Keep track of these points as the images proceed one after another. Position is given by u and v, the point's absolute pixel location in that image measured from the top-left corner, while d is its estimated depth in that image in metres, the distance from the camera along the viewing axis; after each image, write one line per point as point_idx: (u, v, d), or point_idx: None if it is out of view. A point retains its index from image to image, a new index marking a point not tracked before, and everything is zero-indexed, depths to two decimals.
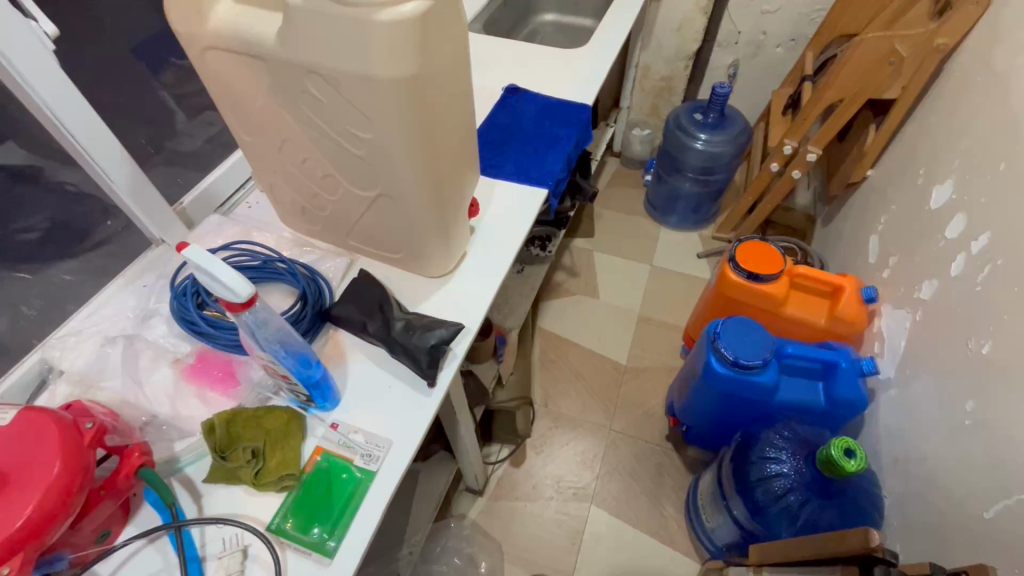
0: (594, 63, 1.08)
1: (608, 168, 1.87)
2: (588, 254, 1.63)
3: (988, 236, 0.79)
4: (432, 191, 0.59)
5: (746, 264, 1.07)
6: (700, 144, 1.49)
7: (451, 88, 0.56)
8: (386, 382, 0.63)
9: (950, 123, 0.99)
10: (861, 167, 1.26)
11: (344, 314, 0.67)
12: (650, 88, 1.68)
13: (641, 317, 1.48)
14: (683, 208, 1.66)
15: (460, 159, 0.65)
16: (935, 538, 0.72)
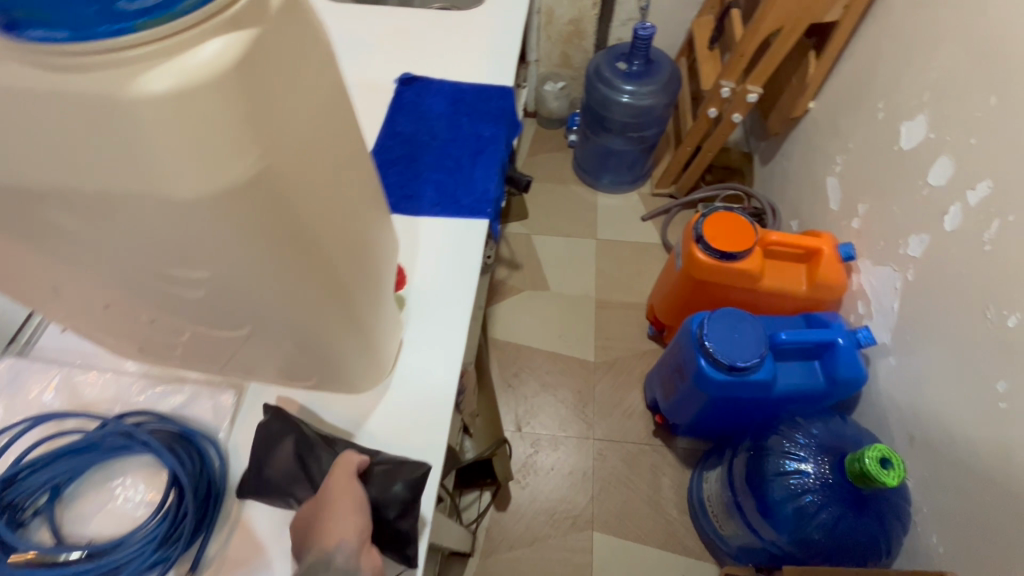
0: (503, 27, 0.85)
1: (525, 133, 1.65)
2: (527, 239, 1.44)
3: (988, 184, 0.70)
4: (334, 308, 0.39)
5: (717, 243, 0.93)
6: (628, 97, 1.31)
7: (330, 147, 0.34)
8: None
9: (909, 46, 0.88)
10: (801, 100, 1.16)
11: (255, 484, 0.46)
12: (558, 35, 1.46)
13: (599, 301, 1.34)
14: (615, 167, 1.50)
15: (366, 237, 0.43)
16: (977, 530, 0.67)
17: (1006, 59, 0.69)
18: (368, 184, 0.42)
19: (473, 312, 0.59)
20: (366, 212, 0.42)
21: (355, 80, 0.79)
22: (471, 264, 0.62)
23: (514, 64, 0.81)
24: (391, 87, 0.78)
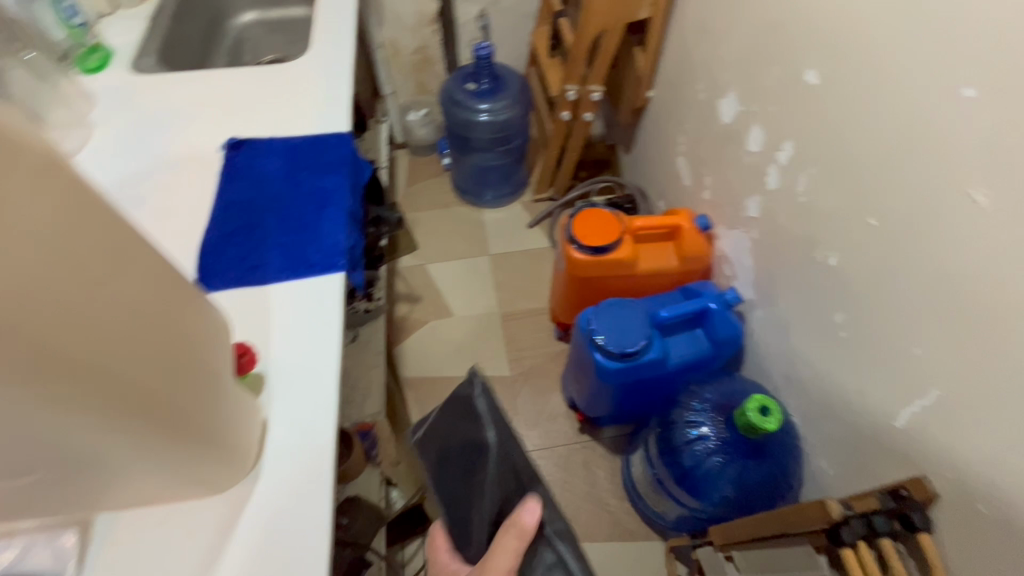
0: (331, 73, 0.84)
1: (400, 164, 1.65)
2: (421, 269, 1.43)
3: (791, 144, 0.79)
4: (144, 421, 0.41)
5: (588, 240, 0.97)
6: (486, 115, 1.34)
7: (77, 255, 0.33)
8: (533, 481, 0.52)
9: (709, 32, 0.98)
10: (639, 90, 1.25)
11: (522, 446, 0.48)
12: (408, 65, 1.48)
13: (503, 315, 1.35)
14: (494, 181, 1.53)
15: (184, 336, 0.42)
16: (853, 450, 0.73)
17: (779, 34, 0.78)
18: (136, 300, 0.38)
19: (340, 374, 0.56)
20: (129, 324, 0.37)
21: (180, 154, 0.75)
22: (329, 324, 0.59)
23: (348, 108, 0.80)
24: (220, 154, 0.75)
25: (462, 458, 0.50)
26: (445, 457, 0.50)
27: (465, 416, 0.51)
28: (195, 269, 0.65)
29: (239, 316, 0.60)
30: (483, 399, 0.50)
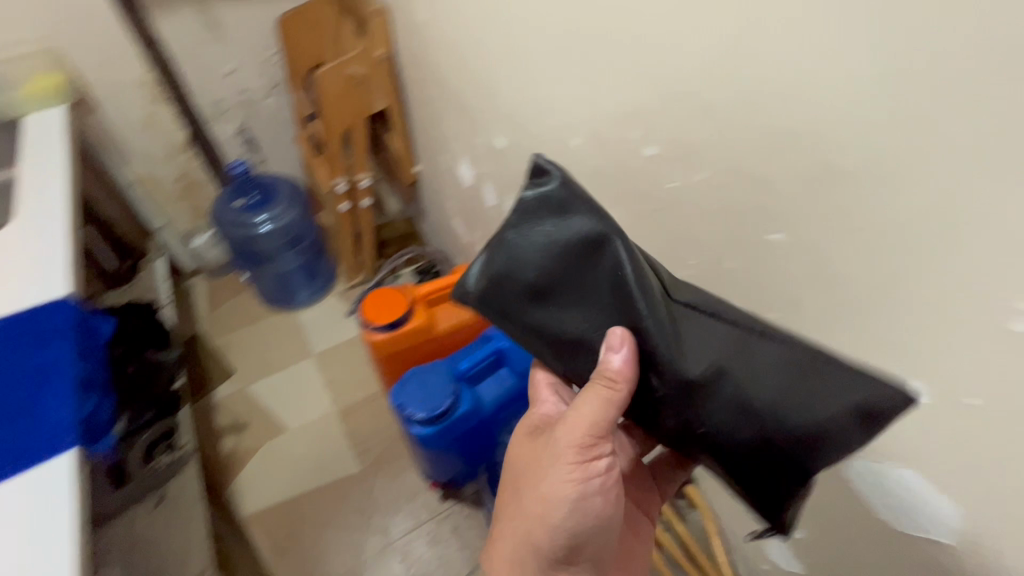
0: (40, 238, 0.79)
1: (199, 293, 1.54)
2: (241, 394, 1.35)
3: (509, 195, 0.91)
4: None
5: (379, 320, 1.02)
6: (265, 225, 1.36)
7: None
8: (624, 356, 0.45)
9: (431, 114, 1.10)
10: (405, 167, 1.34)
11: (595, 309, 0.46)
12: (173, 194, 1.42)
13: (340, 411, 1.32)
14: (301, 281, 1.51)
15: None
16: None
17: (470, 109, 0.91)
18: None
19: (81, 551, 0.54)
20: None
21: None
22: (57, 506, 0.56)
23: (66, 271, 0.76)
24: None
25: (571, 254, 0.46)
26: (548, 288, 0.47)
27: (521, 241, 0.47)
28: None
29: None
30: (533, 191, 0.48)
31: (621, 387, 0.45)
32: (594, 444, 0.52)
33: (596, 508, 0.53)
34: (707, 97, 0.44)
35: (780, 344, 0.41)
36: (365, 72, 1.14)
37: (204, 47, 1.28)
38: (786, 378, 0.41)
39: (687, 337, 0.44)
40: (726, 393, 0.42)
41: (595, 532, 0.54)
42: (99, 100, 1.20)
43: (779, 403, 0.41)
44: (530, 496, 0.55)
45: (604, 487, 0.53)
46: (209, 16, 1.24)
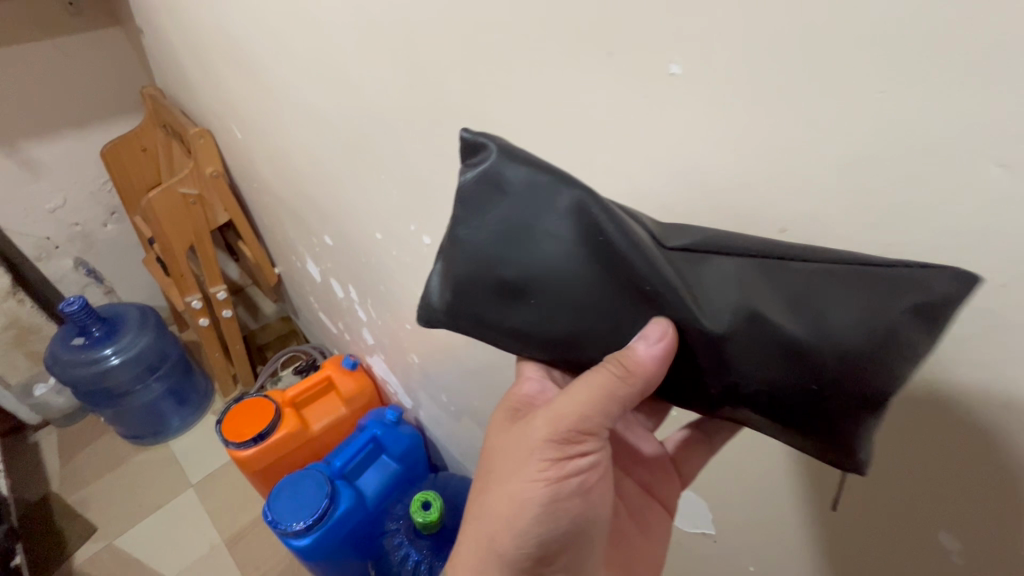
0: None
1: (46, 446, 1.39)
2: (105, 551, 1.20)
3: (350, 286, 0.94)
4: None
5: (243, 436, 0.98)
6: (114, 356, 1.26)
7: None
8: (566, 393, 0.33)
9: (270, 219, 1.12)
10: (264, 270, 1.31)
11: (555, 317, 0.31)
12: (0, 344, 1.28)
13: (226, 541, 1.21)
14: (171, 408, 1.40)
15: None
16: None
17: (298, 213, 0.95)
18: None
19: None
20: None
21: None
22: None
23: None
24: None
25: (553, 245, 0.29)
26: (532, 284, 0.30)
27: (477, 236, 0.30)
28: None
29: None
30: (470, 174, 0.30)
31: (636, 384, 0.30)
32: (585, 443, 0.35)
33: (575, 533, 0.38)
34: (441, 193, 0.51)
35: (811, 266, 0.25)
36: (197, 191, 1.14)
37: (20, 187, 1.23)
38: (851, 316, 0.24)
39: (705, 279, 0.27)
40: (756, 348, 0.26)
41: (575, 557, 0.39)
42: None
43: (868, 350, 0.24)
44: (492, 522, 0.37)
45: (590, 502, 0.37)
46: (21, 156, 1.20)
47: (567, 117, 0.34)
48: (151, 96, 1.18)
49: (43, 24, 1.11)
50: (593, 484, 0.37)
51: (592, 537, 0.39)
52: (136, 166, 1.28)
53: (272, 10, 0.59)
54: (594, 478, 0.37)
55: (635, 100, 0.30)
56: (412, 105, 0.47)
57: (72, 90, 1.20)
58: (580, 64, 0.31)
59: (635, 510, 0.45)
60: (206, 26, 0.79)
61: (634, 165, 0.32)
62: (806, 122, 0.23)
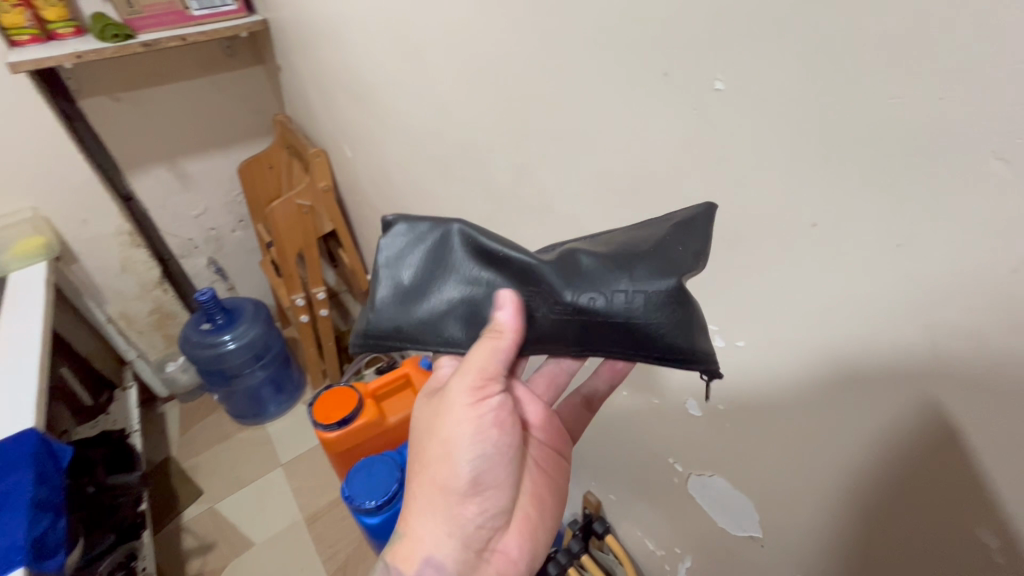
0: (15, 379, 0.90)
1: (169, 417, 1.61)
2: (209, 513, 1.36)
3: None
4: None
5: (329, 418, 1.09)
6: (231, 343, 1.45)
7: None
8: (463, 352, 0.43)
9: (369, 229, 1.27)
10: (358, 276, 1.45)
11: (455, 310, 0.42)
12: (146, 326, 1.52)
13: (307, 518, 1.34)
14: (270, 394, 1.59)
15: None
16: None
17: None
18: None
19: None
20: None
21: None
22: None
23: (36, 404, 0.86)
24: None
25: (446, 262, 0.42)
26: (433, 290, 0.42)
27: (388, 265, 0.43)
28: None
29: None
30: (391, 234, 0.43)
31: (505, 336, 0.39)
32: (488, 394, 0.44)
33: (496, 473, 0.46)
34: (515, 201, 0.58)
35: (611, 237, 0.40)
36: (310, 202, 1.30)
37: (175, 196, 1.47)
38: (623, 261, 0.37)
39: (544, 249, 0.41)
40: (576, 284, 0.38)
41: (500, 495, 0.47)
42: (79, 256, 1.31)
43: (646, 279, 0.37)
44: (426, 475, 0.46)
45: (503, 447, 0.46)
46: (178, 170, 1.44)
47: (629, 132, 0.39)
48: (280, 123, 1.38)
49: (205, 63, 1.35)
50: (503, 432, 0.46)
51: (506, 478, 0.47)
52: (262, 180, 1.49)
53: (386, 46, 0.69)
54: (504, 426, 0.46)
55: (685, 115, 0.34)
56: (496, 125, 0.55)
57: (220, 117, 1.44)
58: (642, 87, 0.36)
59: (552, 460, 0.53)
60: (332, 61, 0.93)
61: (684, 174, 0.37)
62: (831, 135, 0.27)
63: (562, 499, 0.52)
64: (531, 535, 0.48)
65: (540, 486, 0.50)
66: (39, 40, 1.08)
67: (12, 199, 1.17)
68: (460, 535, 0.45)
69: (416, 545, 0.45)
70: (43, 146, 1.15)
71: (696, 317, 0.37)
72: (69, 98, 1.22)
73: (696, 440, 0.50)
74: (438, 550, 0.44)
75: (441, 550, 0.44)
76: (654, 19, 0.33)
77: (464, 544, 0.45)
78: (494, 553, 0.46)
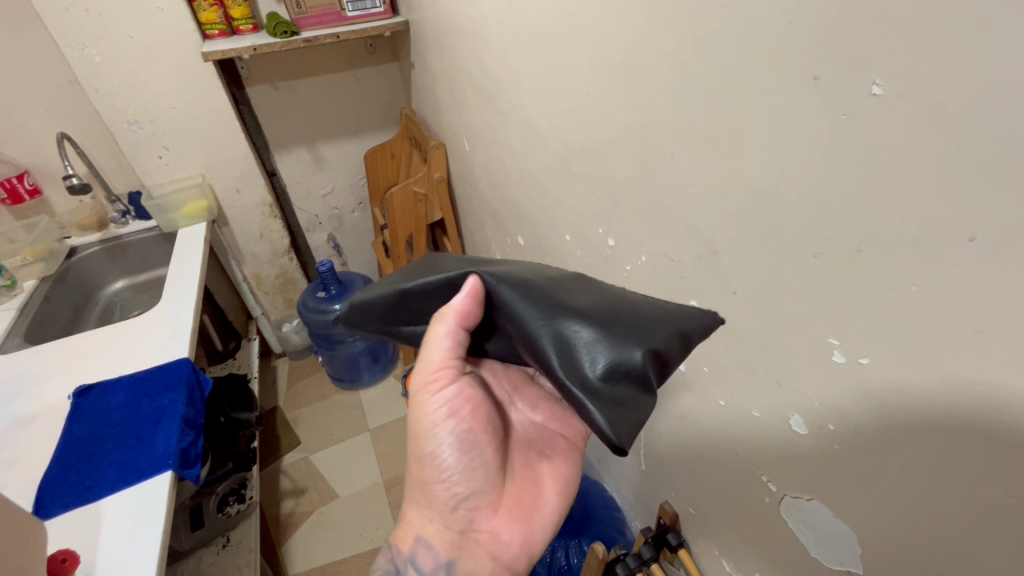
0: (177, 316, 1.07)
1: (280, 372, 1.80)
2: (303, 461, 1.51)
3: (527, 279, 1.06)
4: None
5: None
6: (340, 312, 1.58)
7: None
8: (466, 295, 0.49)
9: (474, 220, 1.34)
10: None
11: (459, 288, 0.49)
12: (272, 288, 1.71)
13: (386, 482, 1.44)
14: (365, 364, 1.73)
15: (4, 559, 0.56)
16: (642, 504, 0.85)
17: (497, 217, 1.14)
18: None
19: (165, 557, 0.67)
20: None
21: (30, 408, 0.89)
22: (155, 525, 0.70)
23: (189, 340, 1.02)
24: (69, 400, 0.89)
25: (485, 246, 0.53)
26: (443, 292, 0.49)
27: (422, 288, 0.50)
28: (30, 505, 0.73)
29: (65, 537, 0.68)
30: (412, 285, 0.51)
31: (448, 321, 0.48)
32: (447, 393, 0.56)
33: (463, 466, 0.58)
34: (633, 202, 0.60)
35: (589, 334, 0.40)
36: (425, 190, 1.39)
37: (309, 175, 1.66)
38: (598, 306, 0.42)
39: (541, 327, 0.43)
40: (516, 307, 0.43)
41: (468, 482, 0.58)
42: (230, 220, 1.52)
43: (594, 323, 0.41)
44: (412, 468, 0.60)
45: (465, 441, 0.57)
46: (316, 153, 1.62)
47: (769, 134, 0.39)
48: (407, 115, 1.50)
49: (351, 59, 1.50)
50: (461, 427, 0.57)
51: (476, 459, 0.58)
52: (383, 167, 1.63)
53: (524, 47, 0.74)
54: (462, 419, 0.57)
55: (836, 121, 0.34)
56: (625, 122, 0.56)
57: (357, 108, 1.59)
58: (789, 89, 0.36)
59: (529, 458, 0.64)
60: (465, 60, 1.01)
61: (822, 179, 0.36)
62: (1003, 141, 0.26)
63: (557, 493, 0.64)
64: (511, 518, 0.60)
65: (521, 476, 0.62)
66: (225, 34, 1.27)
67: (188, 167, 1.38)
68: (439, 515, 0.59)
69: (410, 526, 0.61)
70: (217, 124, 1.35)
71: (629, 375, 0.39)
72: (240, 84, 1.42)
73: (798, 459, 0.48)
74: (426, 530, 0.59)
75: (428, 532, 0.59)
76: (813, 20, 0.33)
77: (443, 522, 0.59)
78: (474, 529, 0.59)
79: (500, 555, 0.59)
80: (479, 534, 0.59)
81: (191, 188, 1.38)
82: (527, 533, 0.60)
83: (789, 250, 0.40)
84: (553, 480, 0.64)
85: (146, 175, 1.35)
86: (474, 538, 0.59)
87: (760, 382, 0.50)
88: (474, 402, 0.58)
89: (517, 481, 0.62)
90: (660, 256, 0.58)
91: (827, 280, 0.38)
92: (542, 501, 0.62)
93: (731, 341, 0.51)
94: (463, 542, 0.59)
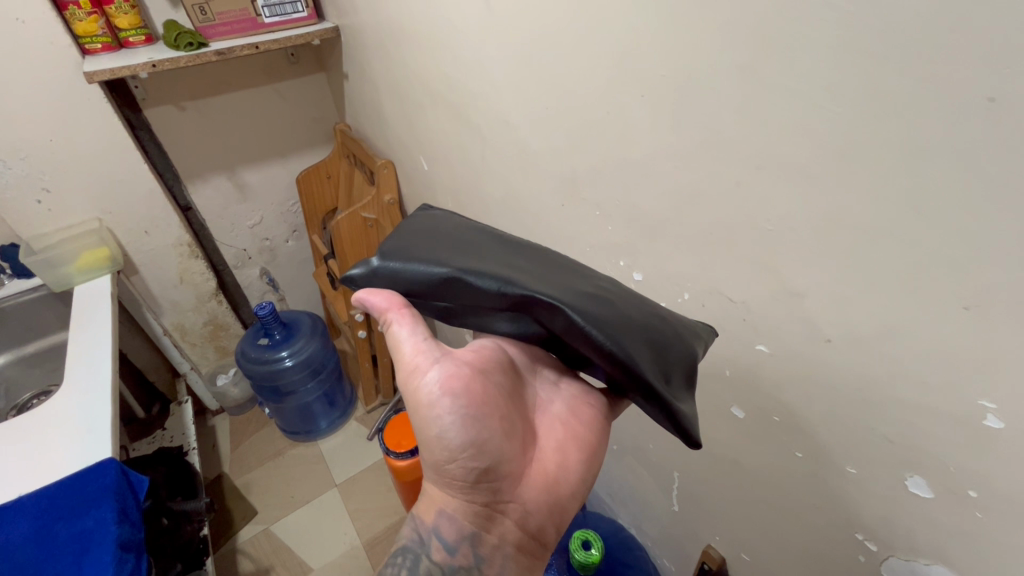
0: (86, 401, 0.85)
1: (220, 432, 1.58)
2: (263, 535, 1.31)
3: None
4: None
5: (402, 446, 1.07)
6: (288, 359, 1.40)
7: None
8: (496, 270, 0.44)
9: None
10: None
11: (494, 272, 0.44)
12: (200, 338, 1.48)
13: (363, 543, 1.29)
14: (321, 410, 1.55)
15: None
16: (676, 544, 0.79)
17: None
18: None
19: None
20: None
21: None
22: None
23: (109, 430, 0.81)
24: None
25: (510, 239, 0.51)
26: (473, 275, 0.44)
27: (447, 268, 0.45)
28: None
29: None
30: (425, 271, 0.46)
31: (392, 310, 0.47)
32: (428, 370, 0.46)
33: (477, 438, 0.45)
34: (673, 234, 0.52)
35: (650, 319, 0.44)
36: (375, 215, 1.25)
37: (233, 206, 1.44)
38: (643, 313, 0.44)
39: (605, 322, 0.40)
40: (552, 297, 0.40)
41: (488, 453, 0.46)
42: (140, 267, 1.28)
43: (655, 325, 0.44)
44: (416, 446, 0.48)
45: (471, 412, 0.45)
46: (238, 180, 1.41)
47: (899, 160, 0.31)
48: (342, 132, 1.35)
49: (270, 71, 1.31)
50: (462, 400, 0.45)
51: (490, 431, 0.46)
52: (321, 191, 1.46)
53: (508, 58, 0.64)
54: (465, 391, 0.45)
55: (1018, 154, 0.27)
56: (661, 144, 0.48)
57: (281, 126, 1.40)
58: (940, 110, 0.29)
59: (547, 427, 0.53)
60: (421, 71, 0.88)
61: (986, 220, 0.29)
62: None
63: (590, 460, 0.52)
64: (542, 484, 0.49)
65: (546, 444, 0.51)
66: (112, 49, 1.05)
67: (78, 210, 1.14)
68: (458, 493, 0.48)
69: (432, 497, 0.49)
70: (112, 157, 1.12)
71: (685, 367, 0.43)
72: (135, 107, 1.19)
73: (908, 524, 0.42)
74: (447, 509, 0.48)
75: (448, 511, 0.48)
76: (987, 26, 0.26)
77: (464, 496, 0.47)
78: (501, 502, 0.48)
79: (532, 525, 0.49)
80: (508, 506, 0.48)
81: (84, 234, 1.15)
82: (561, 500, 0.50)
83: (923, 302, 0.34)
84: (580, 448, 0.52)
85: (22, 224, 1.10)
86: (502, 510, 0.48)
87: (857, 440, 0.43)
88: (472, 372, 0.47)
89: (542, 448, 0.51)
90: (711, 293, 0.51)
91: (981, 339, 0.32)
92: (572, 468, 0.51)
93: (818, 394, 0.44)
94: (492, 516, 0.48)
